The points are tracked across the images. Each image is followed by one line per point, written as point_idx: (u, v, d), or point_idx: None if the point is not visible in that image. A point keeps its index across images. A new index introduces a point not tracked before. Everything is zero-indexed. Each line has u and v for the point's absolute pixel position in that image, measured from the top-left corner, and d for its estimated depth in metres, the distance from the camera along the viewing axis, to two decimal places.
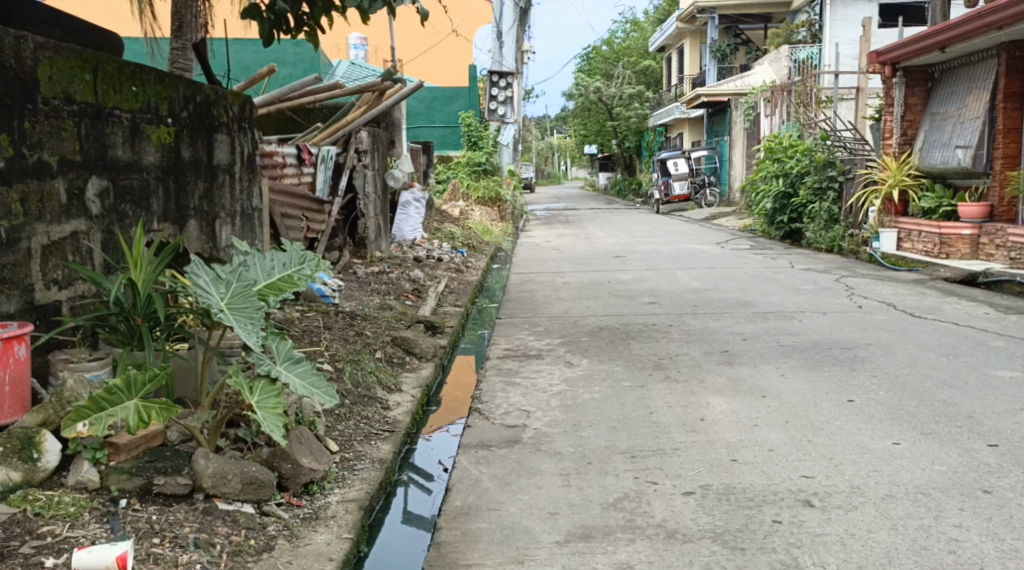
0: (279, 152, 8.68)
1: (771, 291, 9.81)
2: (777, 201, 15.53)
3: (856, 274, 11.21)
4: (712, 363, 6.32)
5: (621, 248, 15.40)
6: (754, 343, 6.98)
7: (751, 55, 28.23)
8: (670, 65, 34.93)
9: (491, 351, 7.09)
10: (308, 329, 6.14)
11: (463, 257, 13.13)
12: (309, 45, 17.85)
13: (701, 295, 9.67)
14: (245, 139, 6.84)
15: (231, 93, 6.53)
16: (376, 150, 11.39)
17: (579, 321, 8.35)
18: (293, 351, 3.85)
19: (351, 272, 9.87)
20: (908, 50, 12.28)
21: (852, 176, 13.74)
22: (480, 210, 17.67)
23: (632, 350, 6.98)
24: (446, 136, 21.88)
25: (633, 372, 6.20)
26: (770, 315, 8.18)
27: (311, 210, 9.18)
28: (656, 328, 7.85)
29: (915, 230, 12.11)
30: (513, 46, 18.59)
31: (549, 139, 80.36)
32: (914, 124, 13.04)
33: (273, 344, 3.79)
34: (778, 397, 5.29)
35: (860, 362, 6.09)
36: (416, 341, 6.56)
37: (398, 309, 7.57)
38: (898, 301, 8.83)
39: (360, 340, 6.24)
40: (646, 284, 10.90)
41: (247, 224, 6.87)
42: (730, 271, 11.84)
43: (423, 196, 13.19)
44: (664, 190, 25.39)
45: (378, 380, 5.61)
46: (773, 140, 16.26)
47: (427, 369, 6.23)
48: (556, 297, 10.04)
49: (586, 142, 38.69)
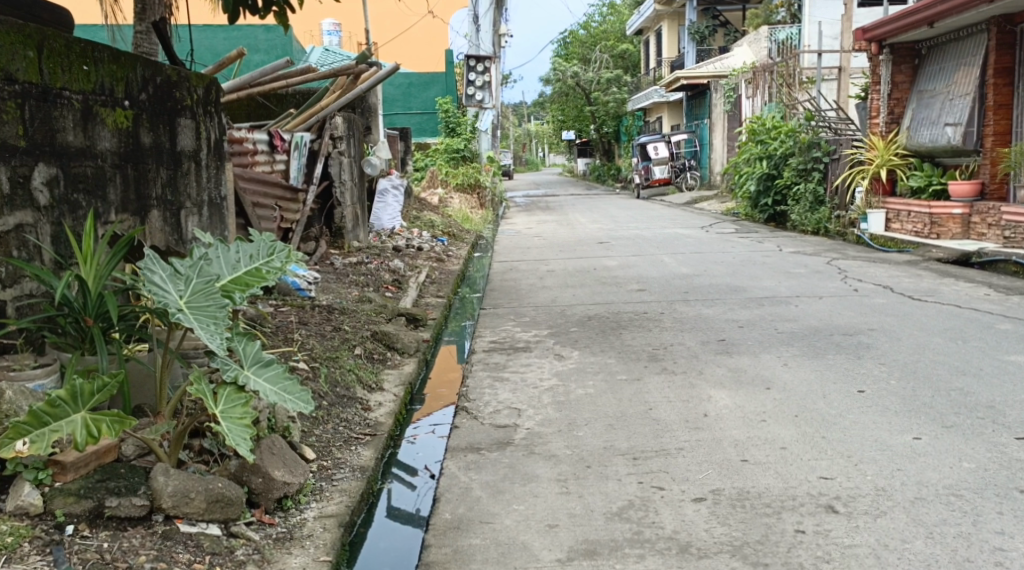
0: (248, 140, 8.19)
1: (762, 275, 9.51)
2: (762, 183, 15.21)
3: (847, 256, 10.94)
4: (710, 354, 6.00)
5: (604, 233, 15.07)
6: (751, 331, 6.68)
7: (730, 37, 27.88)
8: (648, 48, 34.52)
9: (476, 344, 6.74)
10: (281, 326, 5.78)
11: (443, 245, 12.77)
12: (281, 30, 17.37)
13: (690, 281, 9.35)
14: (212, 125, 6.45)
15: (195, 74, 6.13)
16: (352, 136, 10.98)
17: (565, 310, 8.01)
18: (263, 353, 3.47)
19: (328, 263, 9.49)
20: (894, 27, 11.96)
21: (838, 157, 13.38)
22: (459, 196, 17.27)
23: (624, 340, 6.65)
24: (423, 123, 21.47)
25: (627, 364, 5.87)
26: (764, 301, 7.87)
27: (284, 199, 8.79)
28: (647, 317, 7.52)
29: (904, 210, 11.82)
30: (490, 30, 18.19)
31: (526, 125, 79.86)
32: (901, 102, 12.79)
33: (239, 346, 3.41)
34: (784, 389, 4.99)
35: (865, 350, 5.78)
36: (397, 336, 6.20)
37: (378, 302, 7.20)
38: (894, 284, 8.55)
39: (338, 336, 5.89)
40: (632, 270, 10.57)
41: (216, 215, 6.48)
42: (718, 256, 11.54)
43: (401, 183, 12.83)
44: (644, 174, 25.08)
45: (358, 378, 5.26)
46: (755, 121, 15.93)
47: (410, 365, 5.88)
48: (540, 286, 9.69)
49: (565, 127, 38.27)
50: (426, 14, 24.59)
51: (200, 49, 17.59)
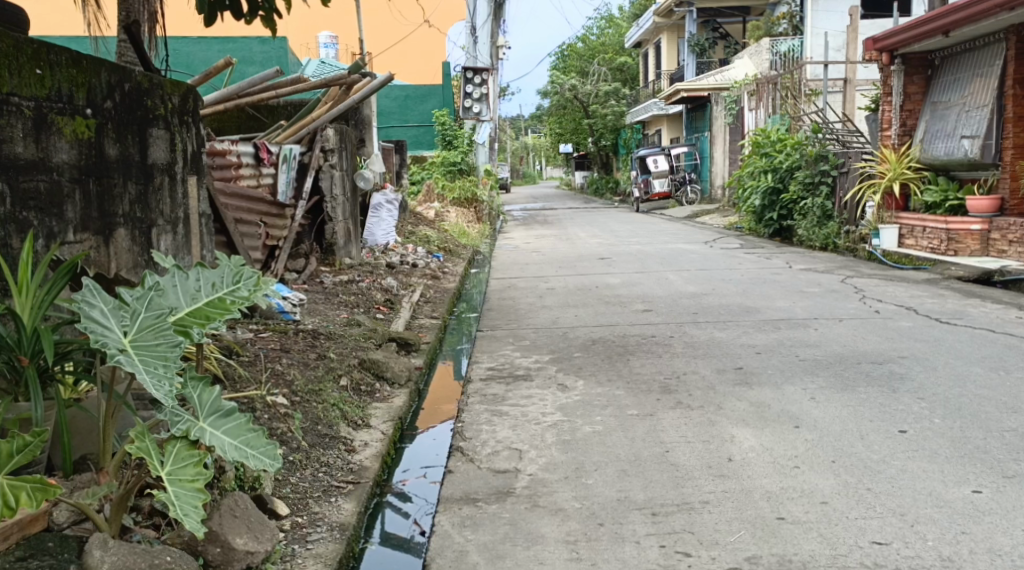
0: (232, 152, 7.68)
1: (774, 294, 9.02)
2: (767, 197, 14.73)
3: (860, 273, 10.48)
4: (728, 385, 5.50)
5: (605, 249, 14.58)
6: (770, 358, 6.18)
7: (731, 49, 27.43)
8: (647, 61, 34.11)
9: (474, 371, 6.24)
10: (260, 353, 5.29)
11: (439, 261, 12.30)
12: (277, 41, 16.92)
13: (698, 301, 8.86)
14: (188, 136, 5.97)
15: (170, 81, 5.65)
16: (345, 149, 10.51)
17: (568, 333, 7.50)
18: (223, 401, 3.01)
19: (318, 281, 9.01)
20: (907, 36, 11.51)
21: (847, 170, 12.93)
22: (456, 211, 16.79)
23: (633, 368, 6.14)
24: (419, 136, 20.99)
25: (637, 397, 5.36)
26: (780, 323, 7.38)
27: (270, 215, 8.29)
28: (656, 341, 7.04)
29: (919, 225, 11.33)
30: (489, 42, 17.74)
31: (524, 138, 79.50)
32: (914, 114, 12.33)
33: (194, 393, 2.95)
34: (815, 427, 4.51)
35: (898, 383, 5.28)
36: (386, 364, 5.70)
37: (368, 325, 6.70)
38: (916, 305, 8.06)
39: (322, 365, 5.39)
40: (637, 288, 10.09)
41: (193, 232, 5.99)
42: (725, 273, 11.06)
43: (396, 197, 12.33)
44: (643, 188, 24.64)
45: (342, 415, 4.77)
46: (760, 133, 15.47)
47: (400, 399, 5.37)
48: (541, 305, 9.20)
49: (562, 140, 37.84)
50: (423, 24, 24.18)
51: (194, 61, 17.09)
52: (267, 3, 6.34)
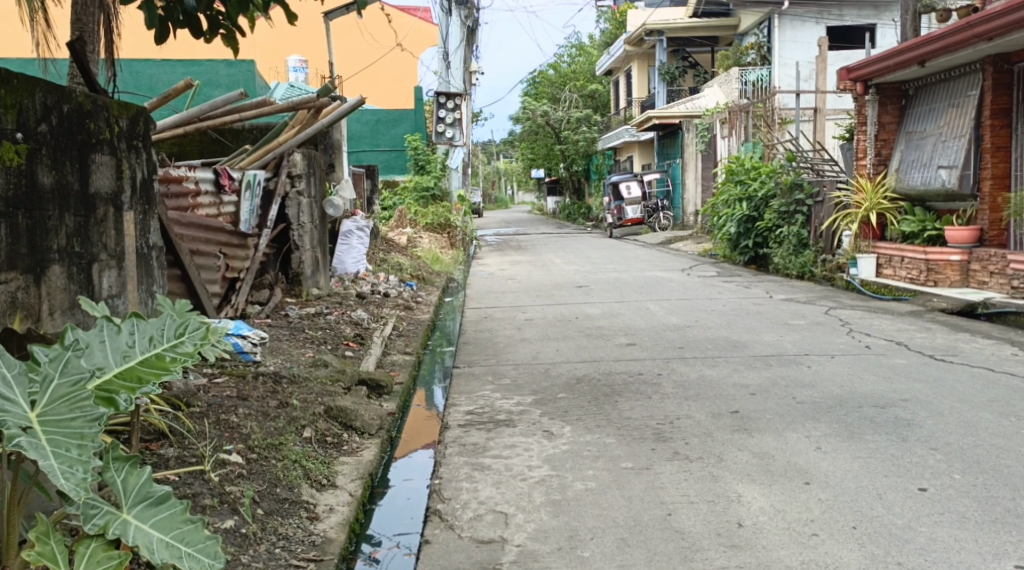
0: (189, 178, 7.19)
1: (761, 327, 8.60)
2: (742, 225, 14.33)
3: (844, 303, 10.13)
4: (727, 431, 5.06)
5: (581, 277, 14.15)
6: (767, 398, 5.75)
7: (700, 78, 27.03)
8: (617, 89, 33.77)
9: (451, 415, 5.77)
10: (213, 404, 4.92)
11: (412, 290, 11.83)
12: (244, 65, 16.42)
13: (682, 334, 8.42)
14: (138, 163, 5.52)
15: (117, 103, 5.22)
16: (313, 175, 10.07)
17: (548, 371, 7.03)
18: (154, 484, 2.86)
19: (282, 314, 8.53)
20: (881, 66, 11.04)
21: (822, 200, 12.56)
22: (428, 237, 16.33)
23: (621, 411, 5.68)
24: (391, 161, 20.52)
25: (630, 447, 4.91)
26: (772, 359, 6.95)
27: (230, 246, 7.86)
28: (643, 379, 6.58)
29: (897, 255, 10.93)
30: (461, 67, 17.37)
31: (496, 162, 79.24)
32: (889, 143, 11.88)
33: (117, 476, 2.79)
34: (828, 485, 4.05)
35: (908, 429, 4.87)
36: (355, 413, 5.24)
37: (334, 366, 6.19)
38: (907, 341, 7.65)
39: (283, 415, 5.00)
40: (617, 320, 9.65)
41: (142, 266, 5.55)
42: (706, 303, 10.68)
43: (367, 224, 11.84)
44: (616, 214, 24.24)
45: (305, 474, 4.38)
46: (735, 160, 15.16)
47: (370, 451, 4.89)
48: (519, 338, 8.73)
49: (534, 165, 37.46)
50: (394, 47, 23.80)
51: (158, 84, 16.57)
52: (228, 21, 5.86)
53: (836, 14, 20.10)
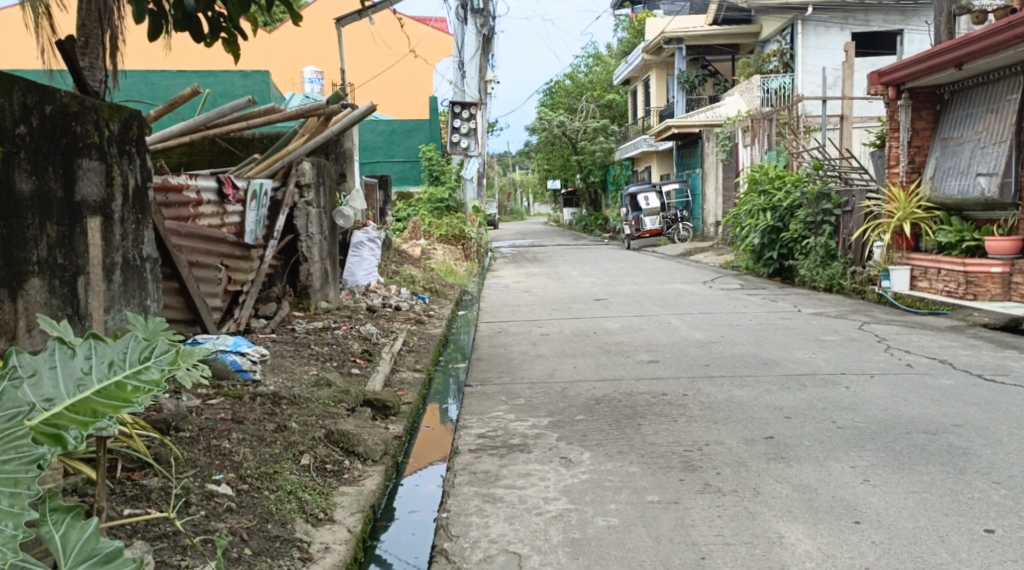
0: (190, 187, 6.86)
1: (791, 343, 8.18)
2: (766, 236, 13.90)
3: (876, 318, 9.70)
4: (762, 460, 4.66)
5: (599, 289, 13.74)
6: (802, 423, 5.34)
7: (720, 87, 26.57)
8: (635, 98, 33.36)
9: (464, 438, 5.39)
10: (205, 428, 4.56)
11: (425, 303, 11.45)
12: (259, 76, 16.15)
13: (708, 350, 8.00)
14: (132, 170, 5.14)
15: (108, 105, 4.84)
16: (323, 185, 9.71)
17: (567, 390, 6.63)
18: (106, 541, 2.64)
19: (288, 328, 8.18)
20: (916, 69, 10.60)
21: (851, 210, 12.13)
22: (443, 248, 15.97)
23: (644, 436, 5.27)
24: (406, 172, 20.19)
25: (656, 477, 4.50)
26: (806, 379, 6.53)
27: (232, 257, 7.51)
28: (668, 399, 6.18)
29: (932, 267, 10.50)
30: (477, 76, 17.04)
31: (512, 173, 78.98)
32: (923, 150, 11.40)
33: (55, 532, 2.60)
34: (880, 530, 3.67)
35: (963, 460, 4.49)
36: (358, 438, 4.86)
37: (339, 386, 5.82)
38: (950, 358, 7.23)
39: (280, 440, 4.63)
40: (639, 334, 9.25)
41: (134, 278, 5.18)
42: (731, 317, 10.25)
43: (379, 234, 11.43)
44: (634, 225, 23.80)
45: (300, 507, 4.02)
46: (758, 170, 14.77)
47: (372, 480, 4.52)
48: (535, 355, 8.33)
49: (550, 176, 37.13)
50: (410, 55, 23.49)
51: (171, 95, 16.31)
52: (229, 22, 5.45)
53: (861, 20, 19.68)
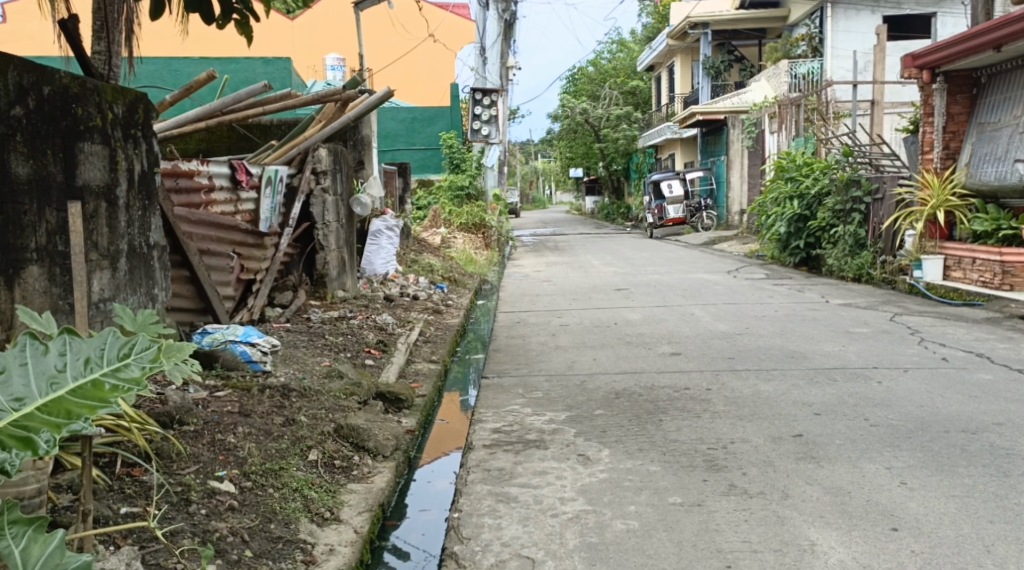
0: (201, 173, 6.68)
1: (819, 336, 7.93)
2: (792, 224, 13.61)
3: (908, 310, 9.43)
4: (790, 460, 4.44)
5: (620, 279, 13.50)
6: (832, 420, 5.10)
7: (746, 72, 26.14)
8: (659, 85, 32.95)
9: (479, 433, 5.20)
10: (210, 421, 4.38)
11: (444, 292, 11.26)
12: (280, 62, 15.99)
13: (732, 342, 7.77)
14: (138, 154, 4.98)
15: (112, 87, 4.68)
16: (340, 172, 9.52)
17: (586, 383, 6.43)
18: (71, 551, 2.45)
19: (303, 317, 8.02)
20: (953, 52, 10.29)
21: (882, 197, 11.83)
22: (463, 237, 15.79)
23: (665, 433, 5.04)
24: (426, 160, 19.99)
25: (678, 477, 4.29)
26: (835, 373, 6.28)
27: (245, 245, 7.34)
28: (691, 393, 5.96)
29: (967, 257, 10.21)
30: (499, 62, 16.78)
31: (534, 160, 78.66)
32: (958, 136, 11.12)
33: (14, 548, 2.40)
34: (919, 546, 3.47)
35: (1006, 462, 4.28)
36: (369, 433, 4.67)
37: (351, 378, 5.64)
38: (988, 352, 6.97)
39: (287, 435, 4.45)
40: (662, 326, 9.02)
41: (141, 267, 5.03)
42: (757, 308, 10.00)
43: (398, 222, 11.24)
44: (657, 214, 23.51)
45: (306, 505, 3.84)
46: (785, 156, 14.47)
47: (382, 477, 4.34)
48: (554, 346, 8.12)
49: (572, 164, 36.82)
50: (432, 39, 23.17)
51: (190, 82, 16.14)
52: (241, 3, 5.21)
53: (893, 2, 19.24)
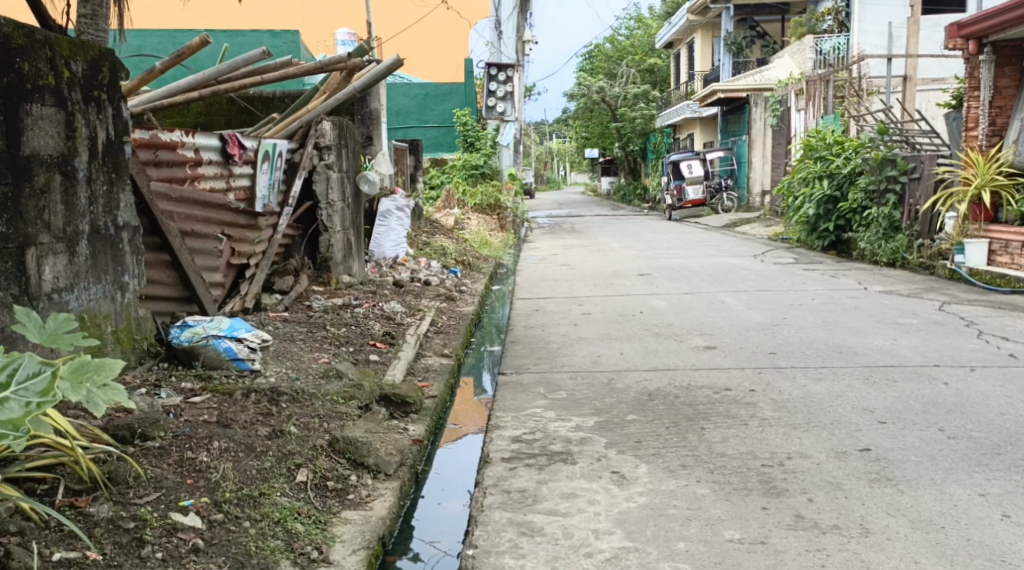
0: (186, 145, 6.01)
1: (866, 327, 7.22)
2: (822, 206, 12.77)
3: (957, 297, 8.71)
4: (862, 482, 3.72)
5: (642, 263, 12.80)
6: (901, 430, 4.36)
7: (768, 48, 25.28)
8: (678, 62, 32.12)
9: (495, 444, 4.51)
10: (181, 434, 3.74)
11: (456, 277, 10.56)
12: (288, 35, 15.22)
13: (771, 335, 7.04)
14: (101, 122, 4.50)
15: (66, 42, 4.24)
16: (346, 148, 8.85)
17: (614, 382, 5.73)
18: None
19: (303, 305, 7.35)
20: (1001, 19, 9.48)
21: (920, 176, 11.04)
22: (477, 218, 15.13)
23: (710, 443, 4.30)
24: (439, 138, 19.25)
25: (732, 504, 3.58)
26: (893, 372, 5.54)
27: (235, 226, 6.66)
28: (732, 393, 5.24)
29: (1016, 240, 9.43)
30: (515, 36, 16.03)
31: (549, 142, 77.78)
32: (1005, 111, 10.27)
33: None
34: None
35: None
36: (368, 447, 3.97)
37: (349, 377, 4.97)
38: None
39: (270, 452, 3.78)
40: (691, 315, 8.30)
41: (105, 251, 4.51)
42: (791, 295, 9.30)
43: (409, 202, 10.52)
44: (676, 195, 22.73)
45: (289, 543, 3.19)
46: (814, 134, 13.62)
47: (385, 502, 3.66)
48: (576, 337, 7.43)
49: (588, 144, 36.08)
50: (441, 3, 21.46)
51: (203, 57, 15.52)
52: None
53: None
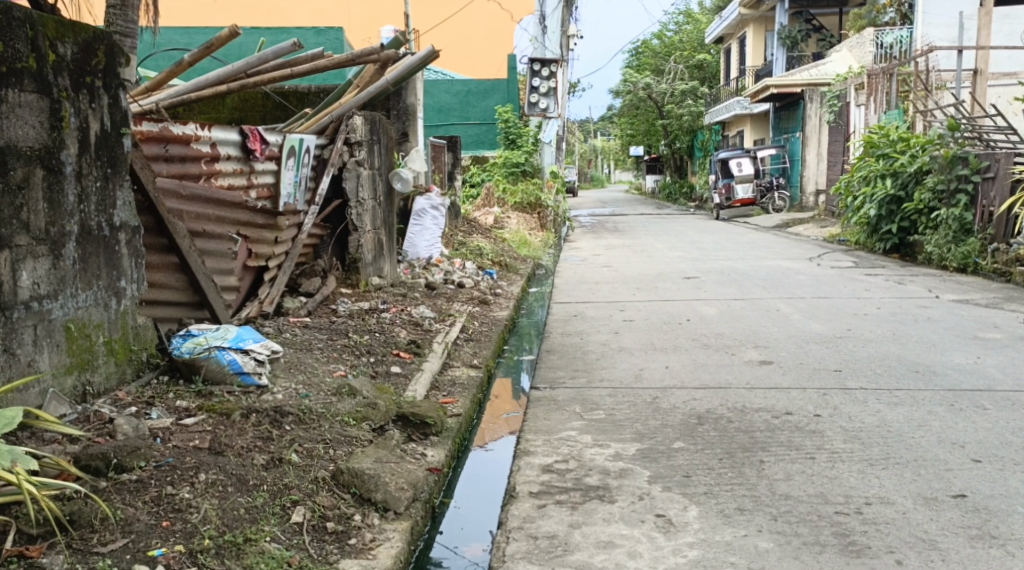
0: (201, 138, 5.56)
1: (941, 342, 6.60)
2: (884, 206, 12.10)
3: None
4: (960, 540, 3.18)
5: (689, 265, 12.20)
6: (1001, 471, 3.78)
7: (825, 42, 24.46)
8: (729, 58, 31.31)
9: (525, 474, 4.00)
10: (165, 462, 3.29)
11: (492, 278, 10.07)
12: (331, 31, 14.78)
13: (834, 348, 6.44)
14: (94, 111, 4.06)
15: (51, 22, 3.80)
16: (379, 144, 8.38)
17: (659, 401, 5.19)
18: None
19: (324, 309, 6.88)
20: None
21: (994, 175, 10.35)
22: (516, 217, 14.69)
23: (772, 482, 3.75)
24: (481, 135, 18.78)
25: (801, 564, 3.05)
26: (978, 398, 4.93)
27: (252, 226, 6.19)
28: (795, 418, 4.67)
29: None
30: (561, 30, 15.49)
31: (594, 140, 76.93)
32: None
33: None
34: None
35: None
36: (377, 480, 3.48)
37: (365, 395, 4.47)
38: None
39: (263, 486, 3.31)
40: (743, 324, 7.73)
41: (98, 253, 4.07)
42: (851, 302, 8.67)
43: (444, 201, 10.02)
44: (725, 193, 22.02)
45: None
46: (876, 130, 12.89)
47: (393, 548, 3.17)
48: (619, 347, 6.89)
49: (634, 141, 35.36)
50: None
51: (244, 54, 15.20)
52: None
53: None
